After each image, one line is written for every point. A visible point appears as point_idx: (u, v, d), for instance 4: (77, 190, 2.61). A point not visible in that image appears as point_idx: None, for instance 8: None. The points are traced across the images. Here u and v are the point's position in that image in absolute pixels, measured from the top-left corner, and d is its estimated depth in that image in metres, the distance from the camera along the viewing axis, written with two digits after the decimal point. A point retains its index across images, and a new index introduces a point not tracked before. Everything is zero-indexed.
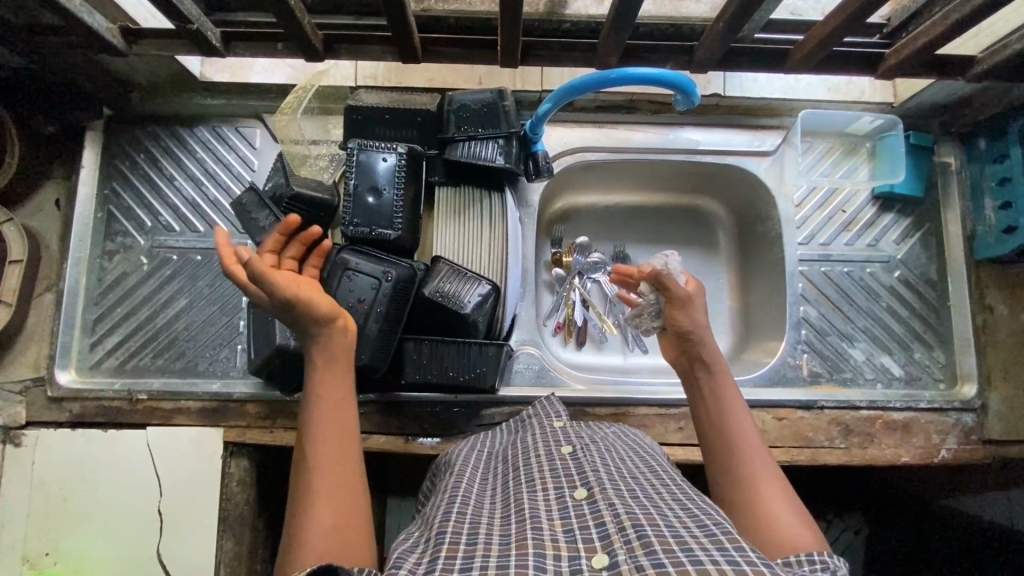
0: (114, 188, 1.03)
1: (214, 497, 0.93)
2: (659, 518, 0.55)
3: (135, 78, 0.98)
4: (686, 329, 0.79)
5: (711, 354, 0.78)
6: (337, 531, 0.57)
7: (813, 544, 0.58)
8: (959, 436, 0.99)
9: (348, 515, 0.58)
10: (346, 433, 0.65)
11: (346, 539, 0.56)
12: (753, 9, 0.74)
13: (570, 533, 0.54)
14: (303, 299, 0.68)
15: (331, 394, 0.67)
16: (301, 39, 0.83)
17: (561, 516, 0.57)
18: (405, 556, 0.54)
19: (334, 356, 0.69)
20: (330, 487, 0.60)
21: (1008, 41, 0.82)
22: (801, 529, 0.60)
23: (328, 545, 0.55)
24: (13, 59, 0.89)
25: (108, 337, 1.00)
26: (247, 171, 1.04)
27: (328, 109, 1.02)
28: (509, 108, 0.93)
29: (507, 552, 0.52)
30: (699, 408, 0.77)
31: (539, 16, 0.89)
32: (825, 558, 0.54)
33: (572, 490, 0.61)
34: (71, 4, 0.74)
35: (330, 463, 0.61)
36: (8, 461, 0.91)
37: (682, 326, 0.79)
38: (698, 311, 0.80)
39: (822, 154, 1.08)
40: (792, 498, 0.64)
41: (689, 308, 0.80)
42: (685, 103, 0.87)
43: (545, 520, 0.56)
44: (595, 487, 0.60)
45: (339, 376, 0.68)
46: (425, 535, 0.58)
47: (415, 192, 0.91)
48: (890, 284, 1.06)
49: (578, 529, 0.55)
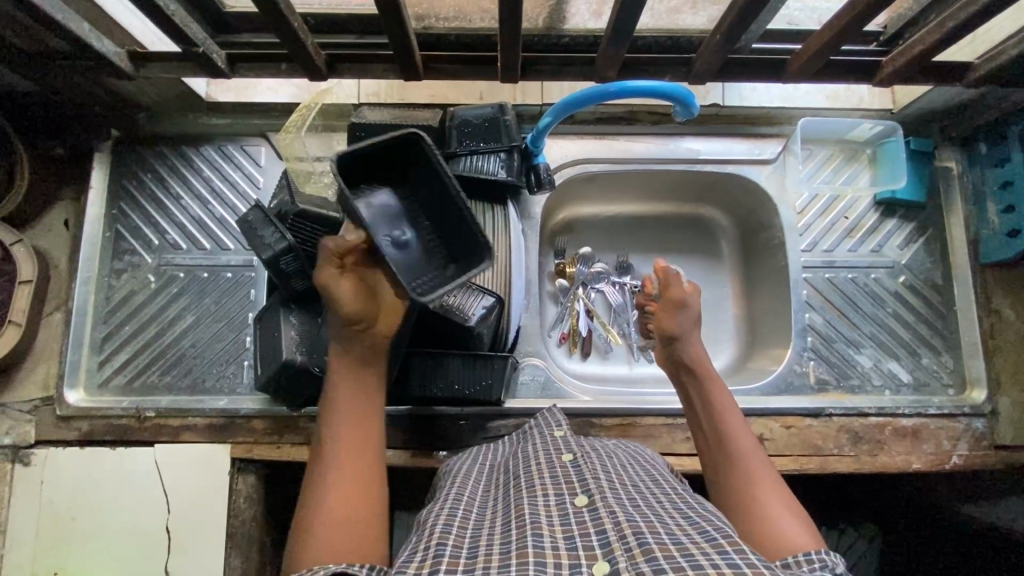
0: (121, 207, 1.04)
1: (222, 512, 0.93)
2: (660, 526, 0.55)
3: (142, 100, 1.00)
4: (671, 329, 0.81)
5: (696, 356, 0.80)
6: (347, 527, 0.61)
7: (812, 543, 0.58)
8: (970, 441, 0.98)
9: (361, 511, 0.63)
10: (367, 439, 0.69)
11: (354, 536, 0.61)
12: (748, 22, 0.76)
13: (570, 541, 0.55)
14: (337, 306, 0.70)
15: (348, 391, 0.72)
16: (304, 58, 0.85)
17: (561, 522, 0.58)
18: (410, 560, 0.55)
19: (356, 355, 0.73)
20: (344, 489, 0.64)
21: (1003, 47, 0.83)
22: (799, 527, 0.60)
23: (337, 542, 0.60)
24: (23, 83, 0.91)
25: (117, 355, 1.00)
26: (253, 188, 1.06)
27: (331, 126, 1.04)
28: (510, 122, 0.95)
29: (507, 562, 0.53)
30: (693, 414, 0.78)
31: (538, 32, 0.91)
32: (826, 558, 0.54)
33: (572, 498, 0.61)
34: (80, 29, 0.76)
35: (346, 462, 0.66)
36: (17, 479, 0.92)
37: (669, 328, 0.81)
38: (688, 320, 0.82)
39: (822, 162, 1.09)
40: (792, 499, 0.64)
41: (679, 312, 0.82)
42: (684, 114, 0.88)
43: (545, 526, 0.57)
44: (595, 494, 0.61)
45: (358, 372, 0.73)
46: (420, 542, 0.58)
47: (429, 188, 0.74)
48: (894, 289, 1.05)
49: (579, 536, 0.56)
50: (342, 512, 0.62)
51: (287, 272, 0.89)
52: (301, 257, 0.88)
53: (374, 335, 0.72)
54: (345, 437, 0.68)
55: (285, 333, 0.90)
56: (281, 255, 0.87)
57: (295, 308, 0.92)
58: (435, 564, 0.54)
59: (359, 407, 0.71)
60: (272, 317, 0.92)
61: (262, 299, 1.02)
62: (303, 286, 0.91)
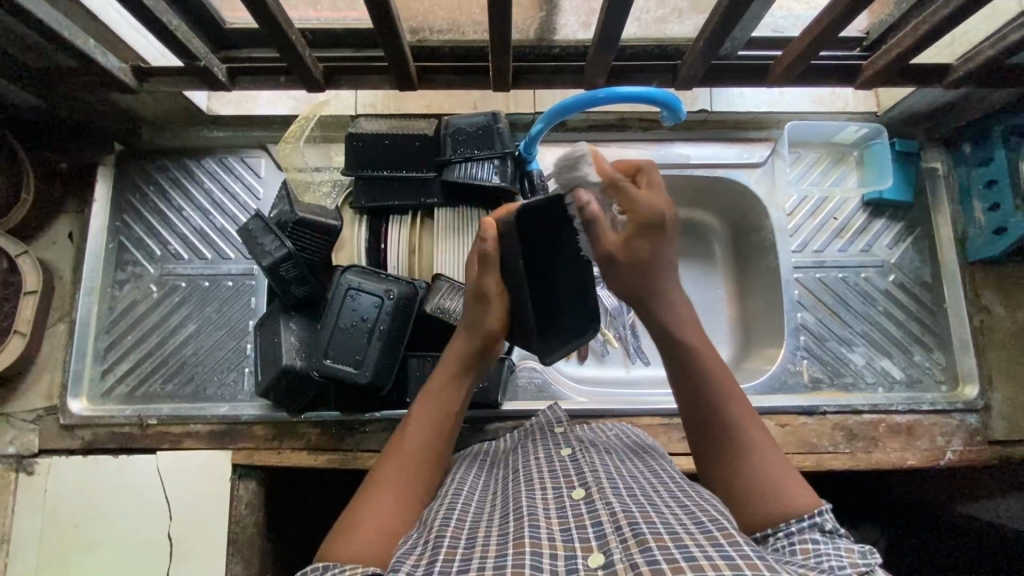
0: (124, 219, 1.06)
1: (224, 518, 0.94)
2: (655, 517, 0.56)
3: (145, 114, 1.03)
4: (625, 287, 0.76)
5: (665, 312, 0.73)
6: (387, 533, 0.61)
7: (800, 510, 0.60)
8: (964, 437, 0.99)
9: (401, 522, 0.63)
10: (434, 458, 0.70)
11: (388, 541, 0.61)
12: (730, 28, 0.78)
13: (566, 533, 0.56)
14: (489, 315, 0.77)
15: (433, 404, 0.74)
16: (302, 70, 0.87)
17: (558, 514, 0.59)
18: (410, 552, 0.57)
19: (449, 371, 0.76)
20: (399, 494, 0.65)
21: (980, 48, 0.85)
22: (798, 492, 0.62)
23: (373, 542, 0.60)
24: (29, 98, 0.93)
25: (120, 364, 1.02)
26: (253, 199, 1.08)
27: (330, 136, 1.07)
28: (503, 130, 0.96)
29: (504, 552, 0.54)
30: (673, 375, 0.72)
31: (530, 42, 0.94)
32: (816, 517, 0.59)
33: (569, 491, 0.63)
34: (85, 45, 0.79)
35: (409, 472, 0.68)
36: (22, 489, 0.94)
37: (626, 287, 0.76)
38: (629, 277, 0.75)
39: (810, 165, 1.11)
40: (776, 463, 0.65)
41: (613, 272, 0.76)
42: (672, 118, 0.89)
43: (542, 519, 0.58)
44: (592, 487, 0.62)
45: (444, 388, 0.75)
46: (423, 535, 0.60)
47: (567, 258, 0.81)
48: (885, 288, 1.07)
49: (575, 528, 0.57)
50: (389, 516, 0.63)
51: (286, 279, 0.90)
52: (300, 265, 0.90)
53: (485, 358, 0.78)
54: (416, 448, 0.70)
55: (285, 338, 0.92)
56: (280, 262, 0.89)
57: (294, 314, 0.94)
58: (434, 557, 0.55)
59: (439, 424, 0.73)
60: (273, 322, 0.94)
61: (263, 306, 1.04)
62: (301, 292, 0.91)
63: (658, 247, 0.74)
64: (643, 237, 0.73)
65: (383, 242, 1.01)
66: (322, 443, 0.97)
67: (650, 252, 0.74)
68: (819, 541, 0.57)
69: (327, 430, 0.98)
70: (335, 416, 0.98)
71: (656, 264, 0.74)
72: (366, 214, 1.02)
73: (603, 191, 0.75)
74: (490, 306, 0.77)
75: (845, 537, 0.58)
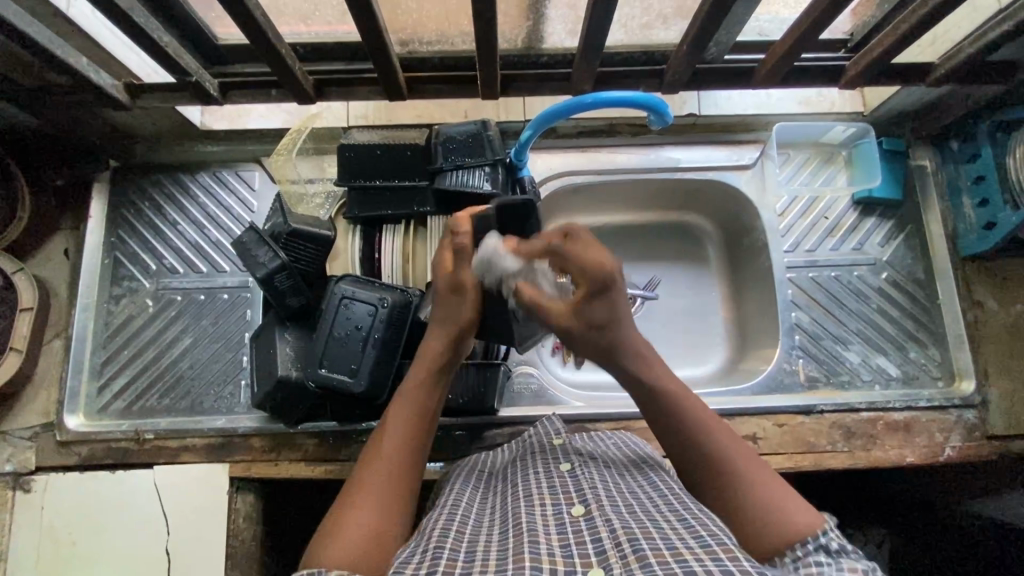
0: (120, 235, 1.07)
1: (223, 531, 0.93)
2: (655, 532, 0.56)
3: (139, 130, 1.04)
4: (607, 348, 0.73)
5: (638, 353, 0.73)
6: (369, 541, 0.60)
7: (803, 530, 0.59)
8: (962, 433, 0.98)
9: (384, 527, 0.62)
10: (412, 458, 0.69)
11: (371, 548, 0.60)
12: (712, 32, 0.79)
13: (567, 549, 0.56)
14: (465, 299, 0.76)
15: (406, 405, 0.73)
16: (293, 82, 0.88)
17: (558, 531, 0.58)
18: (409, 560, 0.56)
19: (425, 369, 0.76)
20: (379, 499, 0.64)
21: (960, 46, 0.87)
22: (799, 509, 0.61)
23: (353, 550, 0.59)
24: (24, 116, 0.94)
25: (116, 380, 1.02)
26: (247, 212, 1.08)
27: (323, 148, 1.08)
28: (494, 137, 0.97)
29: (504, 568, 0.53)
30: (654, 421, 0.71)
31: (517, 51, 0.95)
32: (821, 537, 0.58)
33: (569, 507, 0.62)
34: (78, 64, 0.80)
35: (385, 476, 0.67)
36: (18, 506, 0.93)
37: (603, 344, 0.73)
38: (592, 340, 0.73)
39: (799, 165, 1.12)
40: (771, 481, 0.64)
41: (572, 338, 0.75)
42: (659, 122, 0.90)
43: (542, 535, 0.58)
44: (592, 504, 0.61)
45: (418, 390, 0.74)
46: (421, 545, 0.59)
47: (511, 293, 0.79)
48: (879, 286, 1.07)
49: (575, 545, 0.56)
50: (371, 524, 0.62)
51: (280, 290, 0.90)
52: (294, 275, 0.90)
53: (460, 351, 0.78)
54: (394, 449, 0.69)
55: (280, 349, 0.92)
56: (275, 273, 0.89)
57: (290, 325, 0.94)
58: (433, 568, 0.54)
59: (415, 422, 0.72)
60: (268, 333, 0.94)
61: (259, 318, 1.04)
62: (296, 302, 0.91)
63: (613, 305, 0.71)
64: (595, 299, 0.71)
65: (376, 252, 1.01)
66: (320, 453, 0.97)
67: (607, 313, 0.71)
68: (823, 561, 0.55)
69: (326, 441, 0.98)
70: (332, 426, 0.98)
71: (617, 320, 0.72)
72: (360, 225, 1.03)
73: (528, 270, 0.76)
74: (466, 294, 0.76)
75: (851, 556, 0.57)
